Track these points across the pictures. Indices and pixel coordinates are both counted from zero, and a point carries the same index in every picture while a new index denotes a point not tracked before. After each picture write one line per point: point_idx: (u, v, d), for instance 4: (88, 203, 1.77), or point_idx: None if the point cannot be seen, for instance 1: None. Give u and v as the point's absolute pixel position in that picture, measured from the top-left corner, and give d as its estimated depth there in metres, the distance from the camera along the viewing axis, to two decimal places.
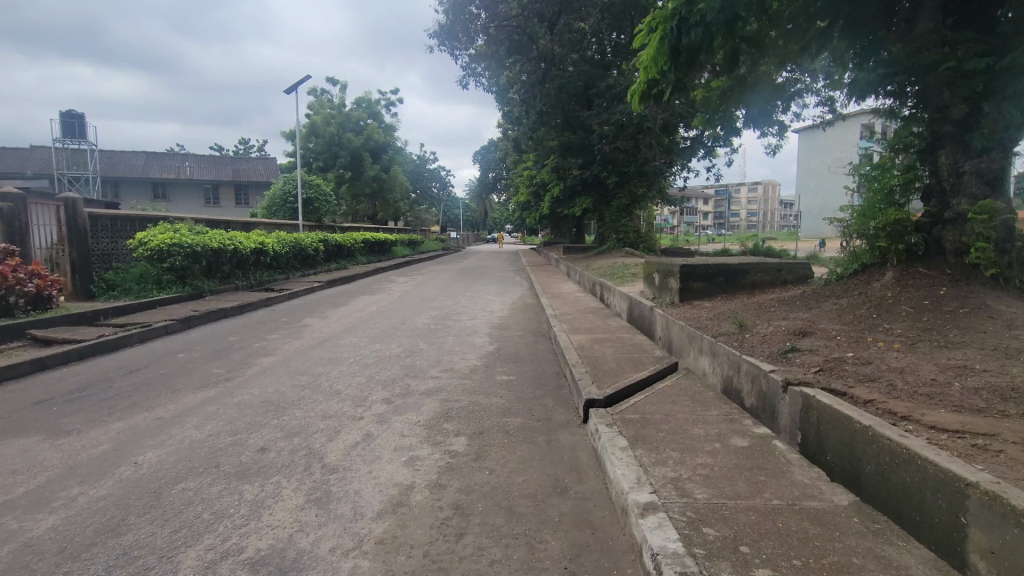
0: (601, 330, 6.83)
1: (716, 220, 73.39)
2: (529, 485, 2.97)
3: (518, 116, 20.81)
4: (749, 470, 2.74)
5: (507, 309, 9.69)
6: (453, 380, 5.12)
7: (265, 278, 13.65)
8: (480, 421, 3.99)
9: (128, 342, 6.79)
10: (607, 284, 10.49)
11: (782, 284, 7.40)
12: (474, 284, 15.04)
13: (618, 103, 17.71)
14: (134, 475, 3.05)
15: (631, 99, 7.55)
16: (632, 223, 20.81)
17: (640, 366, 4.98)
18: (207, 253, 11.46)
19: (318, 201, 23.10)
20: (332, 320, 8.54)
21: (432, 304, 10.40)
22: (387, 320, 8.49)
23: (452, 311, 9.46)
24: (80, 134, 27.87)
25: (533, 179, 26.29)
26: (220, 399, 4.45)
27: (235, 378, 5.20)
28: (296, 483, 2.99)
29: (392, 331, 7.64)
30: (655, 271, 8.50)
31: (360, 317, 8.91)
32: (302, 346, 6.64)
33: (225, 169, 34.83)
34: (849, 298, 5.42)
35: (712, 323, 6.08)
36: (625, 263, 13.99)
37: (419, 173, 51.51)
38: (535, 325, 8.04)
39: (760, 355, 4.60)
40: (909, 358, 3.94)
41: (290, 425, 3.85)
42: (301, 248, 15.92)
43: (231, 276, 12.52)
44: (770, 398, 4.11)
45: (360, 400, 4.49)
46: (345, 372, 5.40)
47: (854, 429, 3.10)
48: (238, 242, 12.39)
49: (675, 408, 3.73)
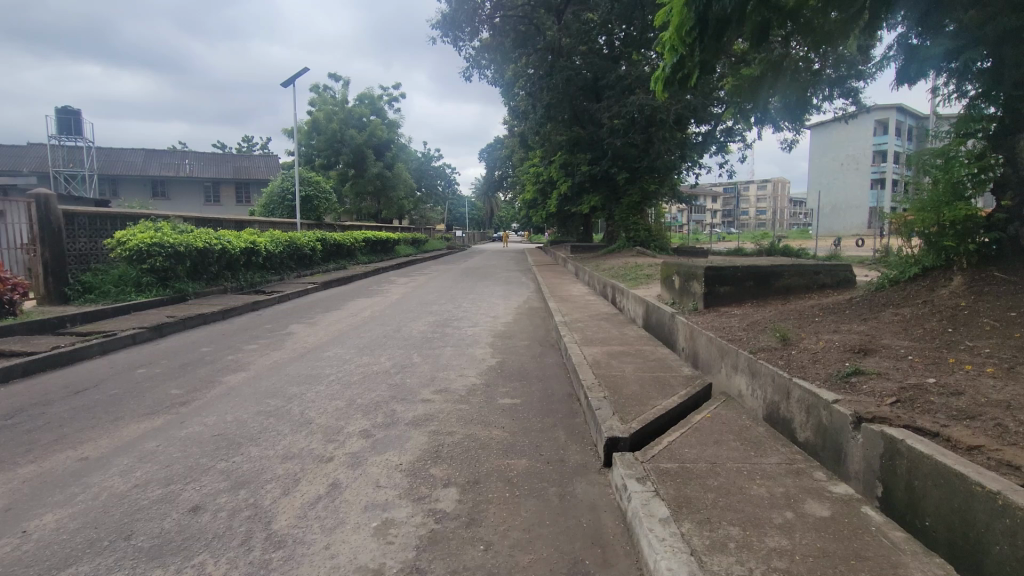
0: (617, 341, 6.06)
1: (724, 218, 72.47)
2: (536, 572, 2.21)
3: (524, 111, 20.04)
4: (844, 564, 1.97)
5: (513, 315, 8.93)
6: (448, 404, 4.36)
7: (257, 279, 12.95)
8: (476, 464, 3.22)
9: (87, 354, 6.06)
10: (620, 287, 9.74)
11: (819, 288, 6.67)
12: (478, 285, 14.29)
13: (630, 96, 16.97)
14: (13, 554, 2.31)
15: (654, 86, 6.79)
16: (643, 221, 19.97)
17: (666, 388, 4.22)
18: (192, 253, 10.75)
19: (317, 199, 22.39)
20: (321, 328, 7.81)
21: (431, 308, 9.66)
22: (380, 328, 7.73)
23: (453, 316, 8.71)
24: (77, 131, 27.30)
25: (540, 176, 25.51)
26: (164, 433, 3.70)
27: (193, 401, 4.45)
28: (225, 567, 2.23)
29: (384, 340, 6.89)
30: (675, 273, 7.72)
31: (352, 324, 8.15)
32: (281, 360, 5.89)
33: (226, 166, 34.19)
34: (911, 307, 4.61)
35: (746, 334, 5.29)
36: (638, 263, 13.23)
37: (425, 171, 50.91)
38: (542, 333, 7.28)
39: (815, 378, 3.82)
40: (1011, 388, 3.15)
41: (240, 471, 3.11)
42: (297, 248, 15.23)
43: (219, 277, 11.79)
44: (834, 434, 3.33)
45: (333, 433, 3.74)
46: (322, 393, 4.64)
47: (971, 492, 2.31)
48: (226, 241, 11.69)
49: (722, 451, 2.94)
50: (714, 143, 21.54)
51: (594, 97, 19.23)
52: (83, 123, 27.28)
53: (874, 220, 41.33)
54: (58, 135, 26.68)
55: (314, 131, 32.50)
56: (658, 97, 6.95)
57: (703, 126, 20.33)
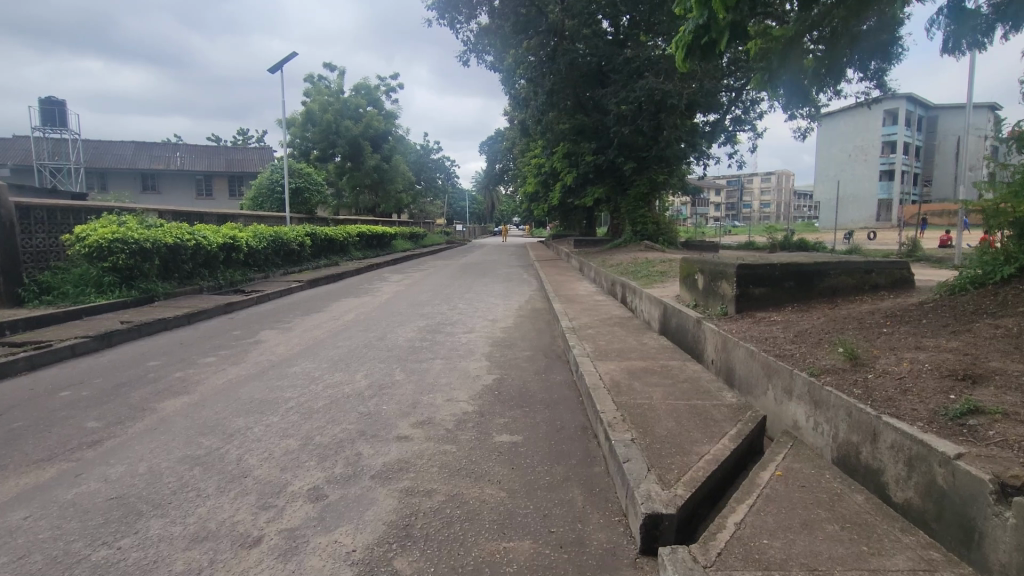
0: (637, 354, 5.12)
1: (727, 211, 71.45)
2: None
3: (524, 99, 19.04)
4: None
5: (513, 318, 7.97)
6: (430, 444, 3.43)
7: (238, 277, 12.01)
8: (460, 554, 2.27)
9: (9, 372, 5.10)
10: (631, 286, 8.81)
11: (870, 290, 5.71)
12: (476, 282, 13.38)
13: (638, 80, 15.98)
14: None
15: (676, 53, 5.81)
16: (651, 214, 18.93)
17: (709, 423, 3.29)
18: (161, 250, 9.69)
19: (308, 191, 21.39)
20: (296, 335, 6.86)
21: (423, 309, 8.72)
22: (361, 335, 6.78)
23: (446, 320, 7.78)
24: (62, 123, 26.32)
25: (543, 167, 24.51)
26: (43, 497, 2.75)
27: (108, 441, 3.50)
28: None
29: (364, 351, 5.94)
30: (697, 272, 6.77)
31: (330, 329, 7.20)
32: (236, 379, 4.94)
33: (218, 158, 33.22)
34: (1016, 319, 3.66)
35: (797, 348, 4.34)
36: (648, 259, 12.29)
37: (424, 164, 49.88)
38: (548, 342, 6.36)
39: (914, 415, 2.87)
40: None
41: (120, 569, 2.17)
42: (283, 243, 14.27)
43: (194, 276, 10.83)
44: (958, 505, 2.39)
45: (270, 494, 2.78)
46: (275, 427, 3.71)
47: None
48: (200, 236, 10.69)
49: (817, 545, 2.00)
50: (723, 132, 20.61)
51: (599, 82, 18.23)
52: (68, 114, 26.31)
53: (882, 213, 43.88)
54: (42, 127, 25.72)
55: (308, 122, 31.38)
56: (679, 66, 5.97)
57: (711, 115, 19.44)
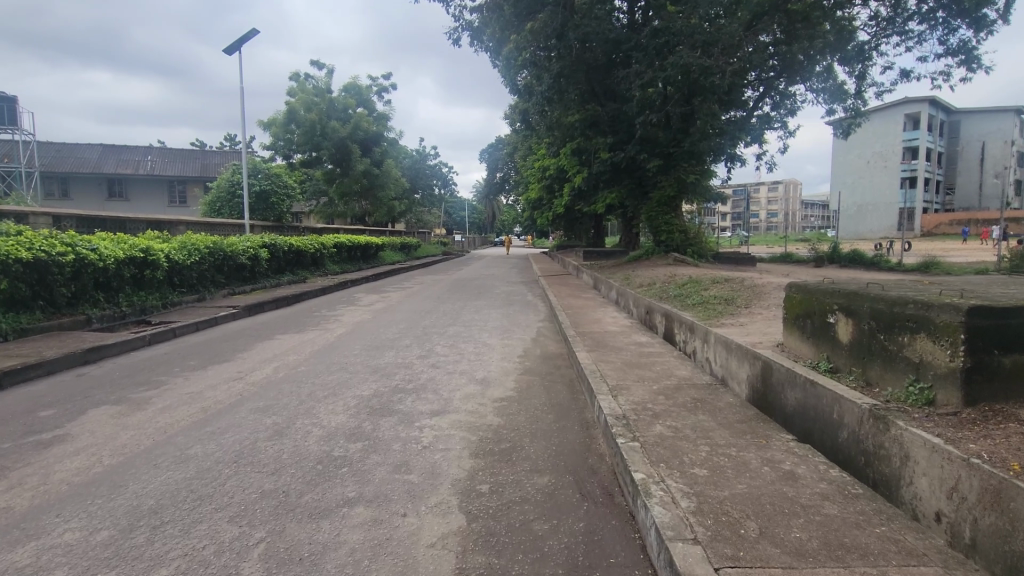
0: (805, 527, 2.18)
1: (737, 222, 68.70)
2: None
3: (524, 89, 16.18)
4: None
5: (515, 378, 5.07)
6: None
7: (153, 300, 9.10)
8: None
9: None
10: (690, 324, 5.87)
11: None
12: (467, 305, 10.47)
13: (669, 56, 13.17)
14: None
15: None
16: (677, 220, 15.90)
17: None
18: (13, 268, 6.71)
19: (275, 195, 18.51)
20: (139, 424, 3.93)
21: (381, 359, 5.83)
22: (248, 426, 3.82)
23: (409, 385, 4.83)
24: (11, 121, 23.50)
25: (550, 170, 21.68)
26: None
27: None
28: None
29: (225, 478, 3.01)
30: (842, 314, 3.87)
31: (207, 408, 4.24)
32: None
33: (193, 162, 30.41)
34: None
35: None
36: (688, 279, 9.35)
37: (420, 171, 47.08)
38: (579, 449, 3.44)
39: None
40: None
41: None
42: (225, 257, 11.34)
43: (80, 301, 7.86)
44: None
45: None
46: None
47: None
48: (84, 247, 7.76)
49: None
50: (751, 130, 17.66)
51: (615, 65, 15.43)
52: (19, 111, 23.47)
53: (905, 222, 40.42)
54: None
55: (290, 123, 28.55)
56: None
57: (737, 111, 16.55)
